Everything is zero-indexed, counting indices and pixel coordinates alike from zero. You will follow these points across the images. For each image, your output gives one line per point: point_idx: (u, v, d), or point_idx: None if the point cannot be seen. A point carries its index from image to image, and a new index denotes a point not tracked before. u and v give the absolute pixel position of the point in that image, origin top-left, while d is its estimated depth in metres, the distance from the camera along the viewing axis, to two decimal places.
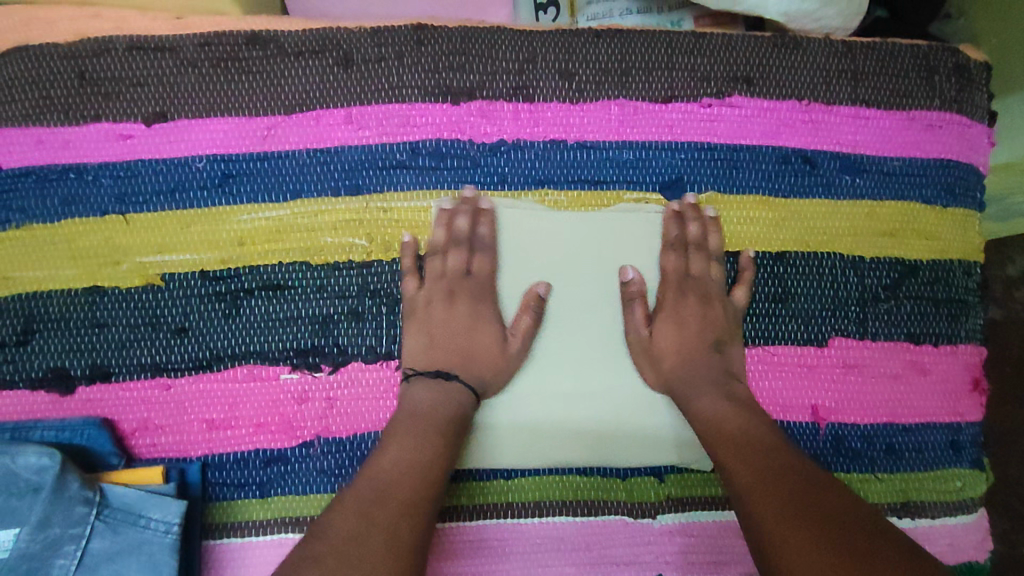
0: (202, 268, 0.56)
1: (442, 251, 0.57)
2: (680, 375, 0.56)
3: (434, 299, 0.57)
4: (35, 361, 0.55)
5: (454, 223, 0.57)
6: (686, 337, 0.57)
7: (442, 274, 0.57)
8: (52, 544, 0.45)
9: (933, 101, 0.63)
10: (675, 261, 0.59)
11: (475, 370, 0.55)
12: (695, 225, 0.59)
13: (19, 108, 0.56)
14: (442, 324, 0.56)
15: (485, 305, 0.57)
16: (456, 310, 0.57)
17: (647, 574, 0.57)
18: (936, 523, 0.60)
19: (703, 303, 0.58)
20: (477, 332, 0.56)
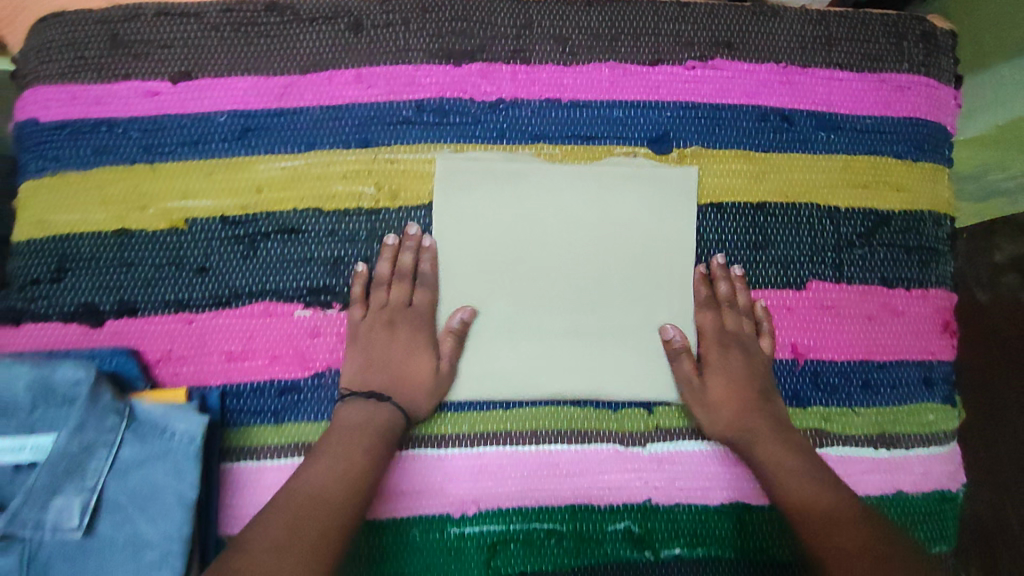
0: (222, 213, 0.61)
1: (387, 283, 0.61)
2: (737, 425, 0.60)
3: (374, 327, 0.60)
4: (68, 296, 0.59)
5: (399, 257, 0.61)
6: (734, 389, 0.61)
7: (385, 304, 0.61)
8: (88, 447, 0.50)
9: (902, 64, 0.67)
10: (711, 318, 0.63)
11: (407, 395, 0.59)
12: (725, 283, 0.63)
13: (57, 67, 0.61)
14: (382, 352, 0.60)
15: (424, 332, 0.61)
16: (397, 339, 0.60)
17: (636, 497, 0.62)
18: (910, 453, 0.65)
19: (744, 356, 0.62)
20: (412, 360, 0.60)
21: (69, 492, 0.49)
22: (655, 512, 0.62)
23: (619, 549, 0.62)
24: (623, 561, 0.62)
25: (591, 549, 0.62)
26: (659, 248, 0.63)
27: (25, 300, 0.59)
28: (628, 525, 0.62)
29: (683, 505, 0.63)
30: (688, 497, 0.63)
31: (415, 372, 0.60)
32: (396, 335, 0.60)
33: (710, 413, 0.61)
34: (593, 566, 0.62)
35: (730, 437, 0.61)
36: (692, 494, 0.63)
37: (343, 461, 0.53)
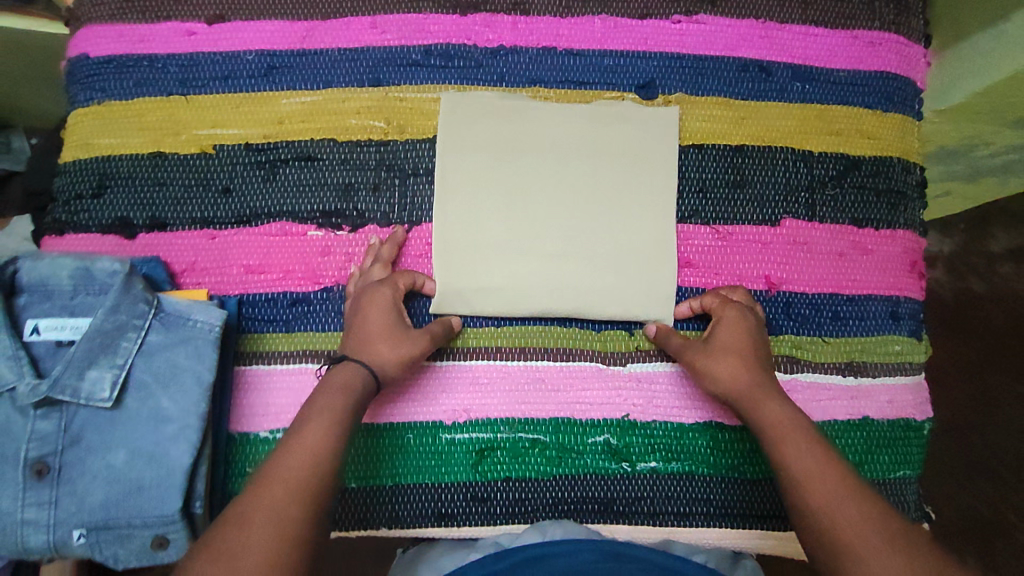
0: (247, 140, 0.68)
1: (366, 270, 0.65)
2: (739, 383, 0.60)
3: (354, 305, 0.63)
4: (107, 211, 0.66)
5: (379, 251, 0.66)
6: (736, 353, 0.61)
7: (364, 280, 0.64)
8: (120, 328, 0.56)
9: (873, 22, 0.72)
10: (710, 301, 0.65)
11: (373, 353, 0.60)
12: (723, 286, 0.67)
13: (107, 9, 0.69)
14: (352, 321, 0.62)
15: (390, 301, 0.62)
16: (363, 309, 0.62)
17: (615, 414, 0.67)
18: (876, 381, 0.69)
19: (752, 325, 0.63)
20: (370, 323, 0.61)
21: (102, 366, 0.55)
22: (633, 427, 0.67)
23: (599, 460, 0.66)
24: (601, 471, 0.66)
25: (572, 460, 0.66)
26: (642, 182, 0.68)
27: (69, 213, 0.66)
28: (608, 439, 0.66)
29: (659, 422, 0.67)
30: (664, 414, 0.67)
31: (377, 331, 0.61)
32: (363, 306, 0.62)
33: (712, 371, 0.61)
34: (573, 475, 0.66)
35: (731, 398, 0.60)
36: (668, 412, 0.67)
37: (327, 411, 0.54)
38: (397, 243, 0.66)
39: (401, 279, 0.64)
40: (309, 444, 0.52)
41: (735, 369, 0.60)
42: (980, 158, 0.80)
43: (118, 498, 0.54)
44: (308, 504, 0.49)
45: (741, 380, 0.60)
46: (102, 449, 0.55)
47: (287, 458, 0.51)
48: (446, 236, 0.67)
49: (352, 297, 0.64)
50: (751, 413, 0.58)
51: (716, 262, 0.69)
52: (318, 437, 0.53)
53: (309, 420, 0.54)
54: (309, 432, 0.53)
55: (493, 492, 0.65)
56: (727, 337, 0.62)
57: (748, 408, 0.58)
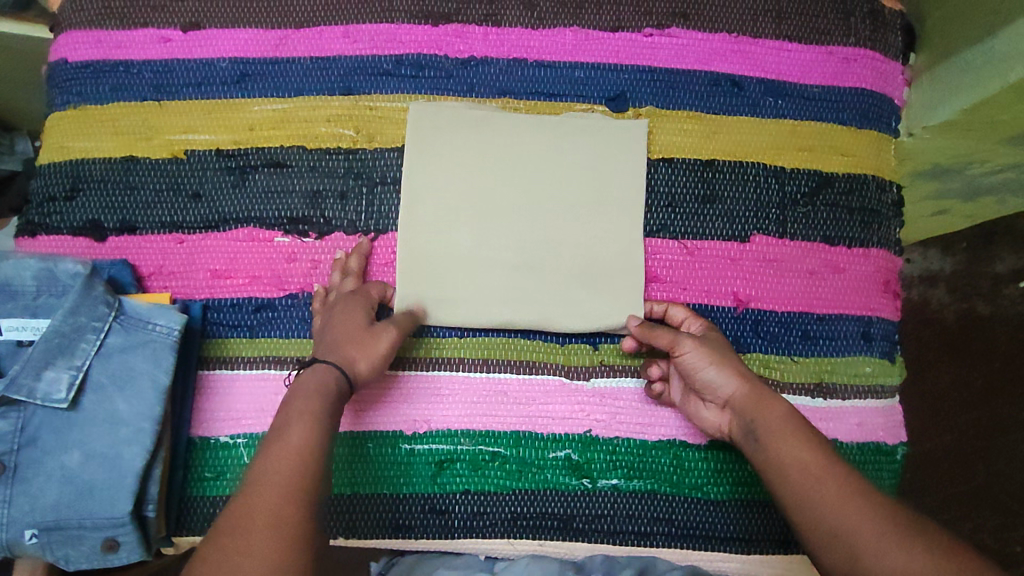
0: (218, 146, 0.68)
1: (338, 286, 0.65)
2: (744, 383, 0.59)
3: (326, 314, 0.63)
4: (78, 213, 0.67)
5: (347, 265, 0.66)
6: (728, 353, 0.61)
7: (338, 292, 0.65)
8: (79, 329, 0.56)
9: (848, 38, 0.72)
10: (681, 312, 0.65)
11: (342, 353, 0.59)
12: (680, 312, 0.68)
13: (86, 15, 0.70)
14: (324, 330, 0.62)
15: (365, 305, 0.63)
16: (336, 316, 0.62)
17: (578, 429, 0.66)
18: (846, 403, 0.67)
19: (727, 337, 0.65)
20: (342, 328, 0.61)
21: (59, 367, 0.55)
22: (595, 443, 0.66)
23: (559, 476, 0.65)
24: (562, 487, 0.65)
25: (532, 474, 0.65)
26: (609, 194, 0.68)
27: (42, 215, 0.67)
28: (569, 454, 0.65)
29: (621, 439, 0.66)
30: (627, 431, 0.66)
31: (347, 335, 0.60)
32: (337, 312, 0.62)
33: (718, 367, 0.59)
34: (533, 490, 0.65)
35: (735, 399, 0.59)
36: (631, 428, 0.66)
37: (304, 414, 0.54)
38: (365, 254, 0.66)
39: (376, 288, 0.65)
40: (291, 446, 0.52)
41: (737, 368, 0.60)
42: (975, 176, 0.77)
43: (70, 499, 0.55)
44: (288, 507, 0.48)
45: (745, 380, 0.59)
46: (57, 449, 0.55)
47: (270, 462, 0.50)
48: (411, 244, 0.67)
49: (322, 311, 0.64)
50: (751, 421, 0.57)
51: (685, 278, 0.68)
52: (302, 439, 0.52)
53: (289, 425, 0.53)
54: (292, 437, 0.52)
55: (452, 504, 0.65)
56: (718, 340, 0.62)
57: (754, 408, 0.57)
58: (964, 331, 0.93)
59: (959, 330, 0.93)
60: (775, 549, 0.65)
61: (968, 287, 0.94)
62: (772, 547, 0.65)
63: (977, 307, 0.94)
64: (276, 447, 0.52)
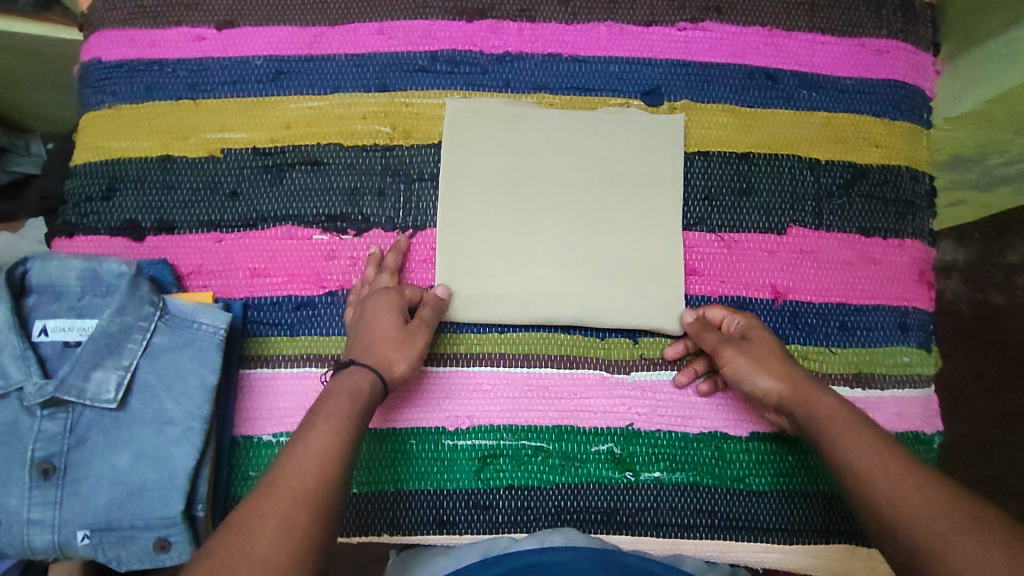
0: (255, 145, 0.68)
1: (371, 279, 0.65)
2: (788, 385, 0.59)
3: (358, 308, 0.63)
4: (115, 213, 0.66)
5: (383, 261, 0.66)
6: (775, 352, 0.61)
7: (371, 287, 0.64)
8: (126, 329, 0.55)
9: (881, 30, 0.73)
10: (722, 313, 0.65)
11: (380, 356, 0.59)
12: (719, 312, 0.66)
13: (119, 14, 0.70)
14: (358, 326, 0.61)
15: (397, 300, 0.62)
16: (368, 309, 0.62)
17: (619, 423, 0.65)
18: (884, 394, 0.67)
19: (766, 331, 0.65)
20: (377, 324, 0.60)
21: (108, 367, 0.55)
22: (637, 436, 0.65)
23: (602, 470, 0.64)
24: (604, 481, 0.64)
25: (574, 468, 0.64)
26: (648, 189, 0.68)
27: (78, 215, 0.67)
28: (611, 448, 0.65)
29: (664, 432, 0.65)
30: (670, 424, 0.65)
31: (383, 333, 0.60)
32: (368, 306, 0.62)
33: (765, 372, 0.60)
34: (576, 485, 0.64)
35: (782, 399, 0.59)
36: (673, 421, 0.65)
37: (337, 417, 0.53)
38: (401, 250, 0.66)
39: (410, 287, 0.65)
40: (317, 446, 0.51)
41: (783, 367, 0.60)
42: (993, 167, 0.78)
43: (121, 499, 0.54)
44: (317, 510, 0.47)
45: (790, 381, 0.59)
46: (106, 451, 0.54)
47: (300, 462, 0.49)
48: (450, 241, 0.67)
49: (355, 306, 0.64)
50: (804, 405, 0.57)
51: (720, 272, 0.68)
52: (326, 440, 0.51)
53: (315, 423, 0.53)
54: (315, 438, 0.51)
55: (496, 499, 0.64)
56: (763, 342, 0.62)
57: (801, 408, 0.58)
58: (988, 321, 0.93)
59: (975, 321, 0.93)
60: (817, 539, 0.65)
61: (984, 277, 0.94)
62: (816, 538, 0.65)
63: (992, 299, 0.94)
64: (298, 448, 0.51)
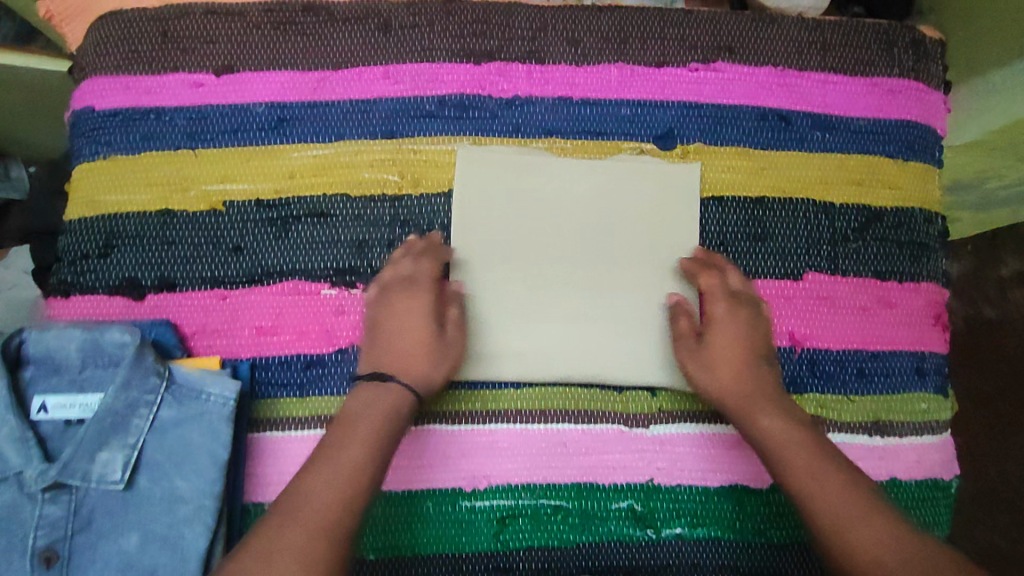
0: (257, 196, 0.65)
1: (397, 263, 0.63)
2: (732, 390, 0.60)
3: (381, 298, 0.61)
4: (113, 271, 0.64)
5: (411, 246, 0.64)
6: (729, 355, 0.61)
7: (392, 275, 0.62)
8: (131, 405, 0.53)
9: (892, 69, 0.72)
10: (711, 281, 0.64)
11: (411, 368, 0.58)
12: (707, 275, 0.64)
13: (111, 60, 0.67)
14: (386, 326, 0.60)
15: (424, 299, 0.61)
16: (395, 308, 0.61)
17: (638, 478, 0.64)
18: (903, 441, 0.67)
19: (745, 315, 0.63)
20: (408, 329, 0.60)
21: (113, 447, 0.53)
22: (657, 491, 0.64)
23: (623, 527, 0.63)
24: (626, 539, 0.63)
25: (595, 526, 0.63)
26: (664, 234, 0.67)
27: (75, 274, 0.64)
28: (632, 504, 0.64)
29: (684, 486, 0.64)
30: (690, 478, 0.64)
31: (415, 341, 0.60)
32: (393, 301, 0.61)
33: (710, 374, 0.61)
34: (597, 543, 0.63)
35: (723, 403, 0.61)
36: (694, 475, 0.64)
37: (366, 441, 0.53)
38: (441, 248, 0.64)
39: (428, 263, 0.63)
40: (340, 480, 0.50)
41: (732, 371, 0.61)
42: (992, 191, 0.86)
43: None
44: None
45: (735, 389, 0.60)
46: (113, 533, 0.52)
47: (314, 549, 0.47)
48: (475, 272, 0.65)
49: (375, 288, 0.63)
50: (755, 435, 0.58)
51: None
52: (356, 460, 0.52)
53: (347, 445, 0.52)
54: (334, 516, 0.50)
55: (517, 561, 0.62)
56: (719, 348, 0.62)
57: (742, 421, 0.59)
58: None
59: (969, 337, 0.93)
60: None
61: (973, 290, 0.93)
62: None
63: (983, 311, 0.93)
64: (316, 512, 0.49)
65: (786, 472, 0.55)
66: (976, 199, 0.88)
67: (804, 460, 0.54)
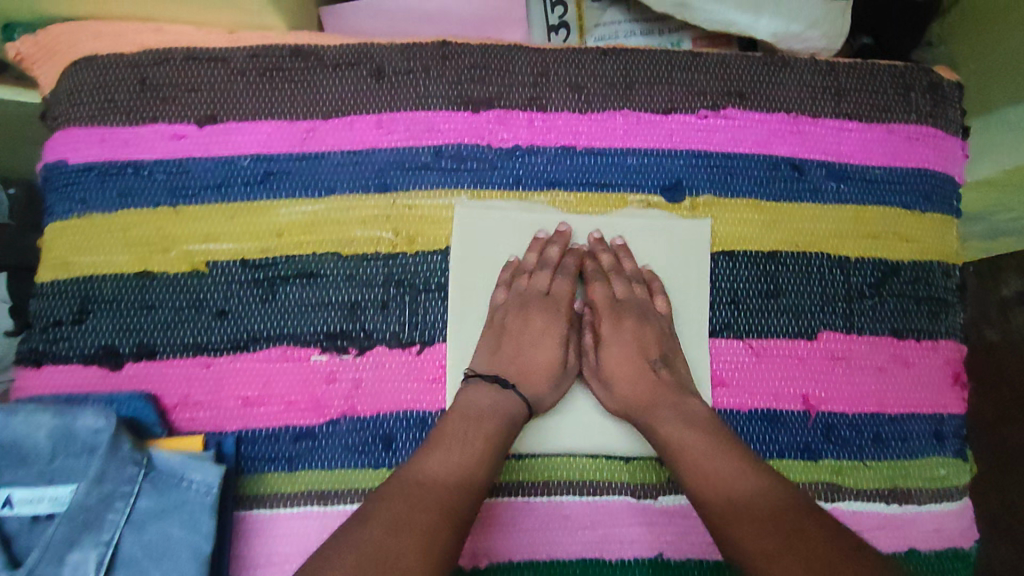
0: (243, 256, 0.62)
1: (531, 272, 0.63)
2: (631, 403, 0.60)
3: (510, 311, 0.62)
4: (89, 339, 0.60)
5: (546, 251, 0.63)
6: (623, 368, 0.61)
7: (526, 289, 0.63)
8: (106, 499, 0.50)
9: (910, 115, 0.68)
10: (601, 292, 0.64)
11: (532, 390, 0.60)
12: (595, 285, 0.64)
13: (85, 110, 0.63)
14: (519, 344, 0.62)
15: (560, 323, 0.63)
16: (531, 324, 0.62)
17: (647, 553, 0.61)
18: (922, 509, 0.64)
19: (633, 325, 0.62)
20: (538, 350, 0.61)
21: (86, 545, 0.49)
22: (667, 567, 0.61)
23: None
24: None
25: None
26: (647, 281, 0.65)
27: (47, 342, 0.60)
28: None
29: (694, 561, 0.61)
30: (700, 553, 0.61)
31: (543, 362, 0.61)
32: (532, 318, 0.62)
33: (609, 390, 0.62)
34: None
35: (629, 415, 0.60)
36: (704, 549, 0.61)
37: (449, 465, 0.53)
38: (580, 255, 0.64)
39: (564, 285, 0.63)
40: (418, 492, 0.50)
41: (626, 383, 0.61)
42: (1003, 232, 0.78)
43: None
44: None
45: (637, 399, 0.60)
46: None
47: None
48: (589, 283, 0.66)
49: (506, 294, 0.63)
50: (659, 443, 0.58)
51: (749, 378, 0.64)
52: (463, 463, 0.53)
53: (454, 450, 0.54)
54: None
55: None
56: (613, 364, 0.62)
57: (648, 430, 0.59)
58: None
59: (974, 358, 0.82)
60: None
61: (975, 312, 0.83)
62: None
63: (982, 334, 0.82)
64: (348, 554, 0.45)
65: (695, 475, 0.54)
66: (982, 231, 0.78)
67: (700, 457, 0.54)
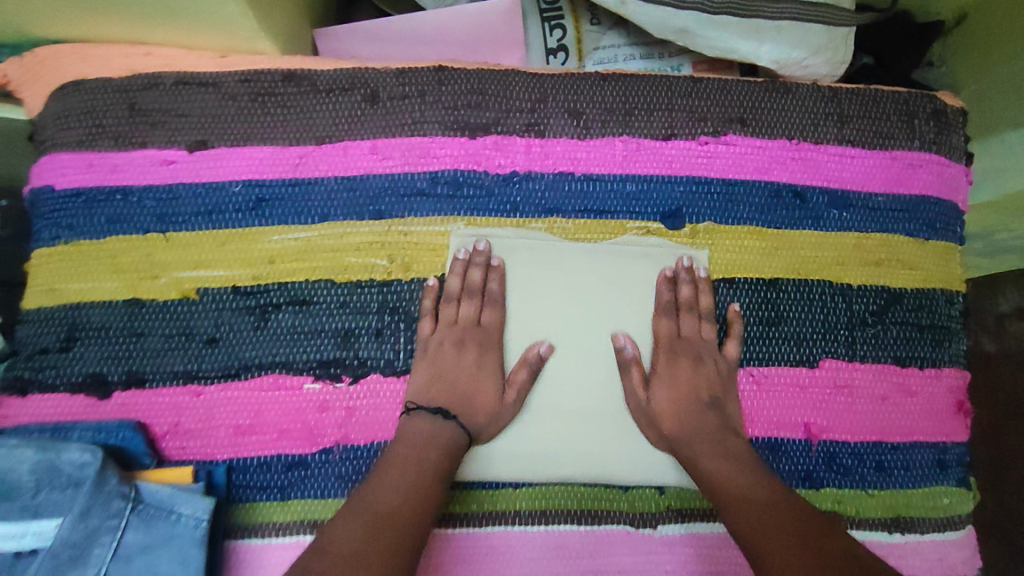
0: (235, 283, 0.61)
1: (456, 299, 0.62)
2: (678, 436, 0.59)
3: (445, 342, 0.61)
4: (75, 366, 0.59)
5: (468, 274, 0.62)
6: (678, 398, 0.61)
7: (455, 321, 0.61)
8: (91, 534, 0.49)
9: (913, 142, 0.68)
10: (668, 325, 0.63)
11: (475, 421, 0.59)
12: (664, 318, 0.63)
13: (74, 135, 0.62)
14: (451, 377, 0.60)
15: (489, 357, 0.61)
16: (464, 357, 0.61)
17: None
18: (926, 539, 0.63)
19: (687, 365, 0.62)
20: (479, 385, 0.60)
21: None
22: None
23: None
24: None
25: None
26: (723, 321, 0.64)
27: (33, 369, 0.59)
28: None
29: None
30: None
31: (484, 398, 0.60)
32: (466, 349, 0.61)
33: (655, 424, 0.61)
34: None
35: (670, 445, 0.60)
36: None
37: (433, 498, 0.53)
38: (501, 271, 0.62)
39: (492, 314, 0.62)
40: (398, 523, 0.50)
41: (677, 417, 0.60)
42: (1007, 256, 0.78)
43: None
44: None
45: (683, 431, 0.59)
46: None
47: None
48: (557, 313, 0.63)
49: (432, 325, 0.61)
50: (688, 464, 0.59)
51: (752, 407, 0.63)
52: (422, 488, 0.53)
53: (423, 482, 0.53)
54: None
55: None
56: (665, 399, 0.61)
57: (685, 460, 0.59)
58: None
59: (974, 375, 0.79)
60: None
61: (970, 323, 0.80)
62: None
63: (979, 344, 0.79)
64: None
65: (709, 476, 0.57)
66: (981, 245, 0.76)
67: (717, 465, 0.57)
